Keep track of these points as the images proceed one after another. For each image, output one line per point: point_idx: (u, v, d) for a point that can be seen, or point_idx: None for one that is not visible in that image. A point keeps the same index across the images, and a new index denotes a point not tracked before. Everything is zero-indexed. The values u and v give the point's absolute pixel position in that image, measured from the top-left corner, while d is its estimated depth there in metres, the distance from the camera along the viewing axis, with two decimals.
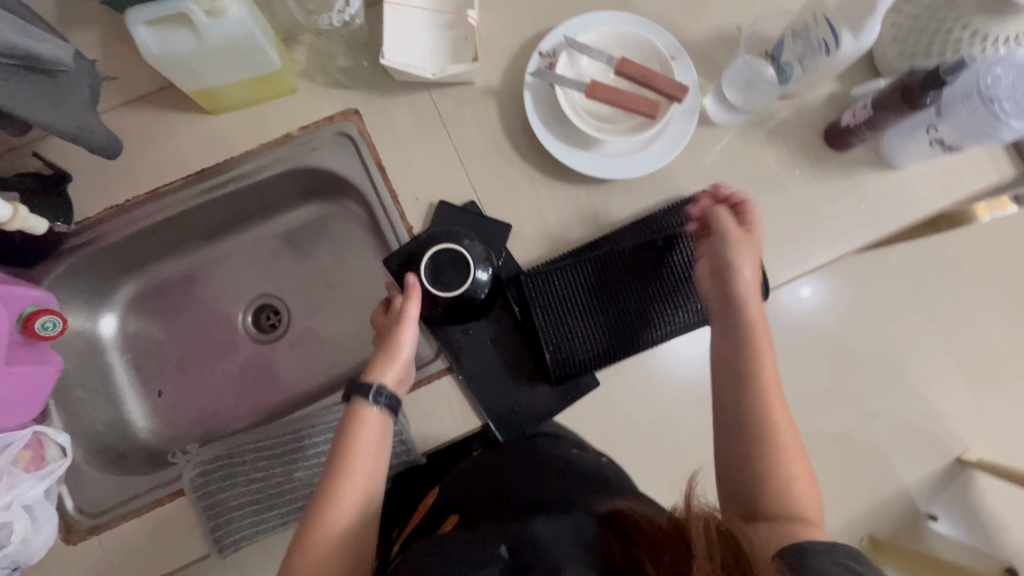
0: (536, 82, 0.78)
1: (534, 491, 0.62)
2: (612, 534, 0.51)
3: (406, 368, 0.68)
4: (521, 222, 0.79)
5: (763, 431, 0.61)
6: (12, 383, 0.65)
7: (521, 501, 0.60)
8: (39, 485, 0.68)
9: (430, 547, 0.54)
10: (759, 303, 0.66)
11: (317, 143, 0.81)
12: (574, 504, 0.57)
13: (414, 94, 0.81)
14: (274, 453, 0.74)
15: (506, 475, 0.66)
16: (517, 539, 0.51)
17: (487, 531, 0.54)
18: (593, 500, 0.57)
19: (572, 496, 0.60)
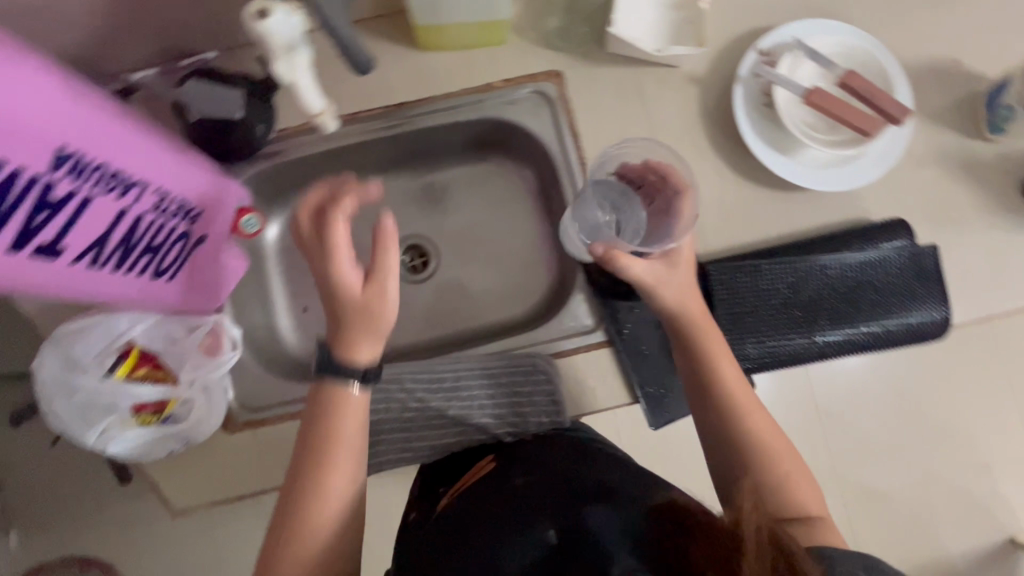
0: (750, 77, 0.78)
1: (560, 465, 0.63)
2: (660, 521, 0.50)
3: (383, 330, 0.60)
4: (704, 214, 0.79)
5: (734, 406, 0.63)
6: (218, 266, 0.69)
7: (541, 477, 0.62)
8: (215, 374, 0.69)
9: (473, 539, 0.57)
10: (717, 345, 0.66)
11: (516, 99, 0.82)
12: (608, 486, 0.58)
13: (620, 68, 0.81)
14: (434, 386, 0.76)
15: (526, 454, 0.67)
16: (564, 525, 0.54)
17: (528, 514, 0.57)
18: (630, 487, 0.57)
19: (606, 478, 0.59)
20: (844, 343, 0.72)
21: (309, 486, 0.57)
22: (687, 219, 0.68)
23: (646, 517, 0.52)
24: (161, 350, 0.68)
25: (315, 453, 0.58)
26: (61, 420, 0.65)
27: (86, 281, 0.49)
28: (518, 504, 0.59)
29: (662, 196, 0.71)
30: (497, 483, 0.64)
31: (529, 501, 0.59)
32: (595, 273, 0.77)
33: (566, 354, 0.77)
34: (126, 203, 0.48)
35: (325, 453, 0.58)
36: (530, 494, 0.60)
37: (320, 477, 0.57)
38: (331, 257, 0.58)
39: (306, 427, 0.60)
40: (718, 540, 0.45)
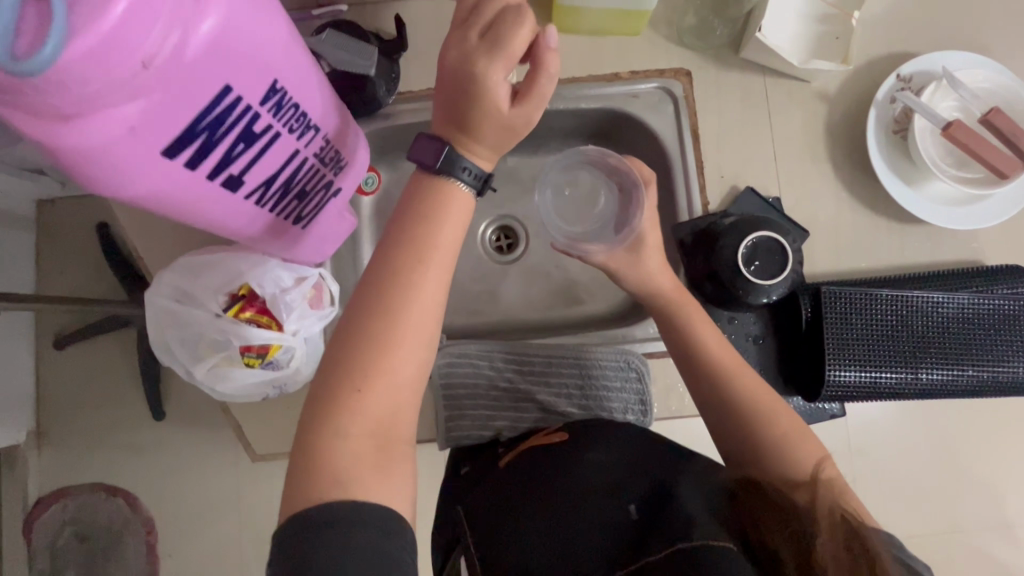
0: (885, 102, 0.76)
1: (634, 441, 0.61)
2: (744, 503, 0.52)
3: (512, 131, 0.51)
4: (816, 234, 0.77)
5: (737, 400, 0.60)
6: (337, 221, 0.68)
7: (603, 452, 0.59)
8: (316, 325, 0.69)
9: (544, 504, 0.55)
10: (706, 335, 0.64)
11: (641, 93, 0.80)
12: (685, 465, 0.57)
13: (751, 76, 0.80)
14: (525, 367, 0.76)
15: (593, 426, 0.65)
16: (645, 497, 0.52)
17: (591, 483, 0.55)
18: (704, 467, 0.57)
19: (679, 463, 0.57)
20: (947, 384, 0.71)
21: (398, 266, 0.49)
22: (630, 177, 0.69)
23: (733, 499, 0.52)
24: (268, 298, 0.66)
25: (413, 242, 0.50)
26: (172, 352, 0.67)
27: (244, 217, 0.49)
28: (591, 474, 0.56)
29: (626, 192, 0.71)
30: (566, 450, 0.61)
31: (603, 473, 0.56)
32: (700, 279, 0.75)
33: (659, 355, 0.76)
34: (300, 145, 0.47)
35: (396, 305, 0.49)
36: (591, 464, 0.58)
37: (399, 286, 0.49)
38: (505, 42, 0.47)
39: (401, 210, 0.51)
40: (792, 518, 0.50)
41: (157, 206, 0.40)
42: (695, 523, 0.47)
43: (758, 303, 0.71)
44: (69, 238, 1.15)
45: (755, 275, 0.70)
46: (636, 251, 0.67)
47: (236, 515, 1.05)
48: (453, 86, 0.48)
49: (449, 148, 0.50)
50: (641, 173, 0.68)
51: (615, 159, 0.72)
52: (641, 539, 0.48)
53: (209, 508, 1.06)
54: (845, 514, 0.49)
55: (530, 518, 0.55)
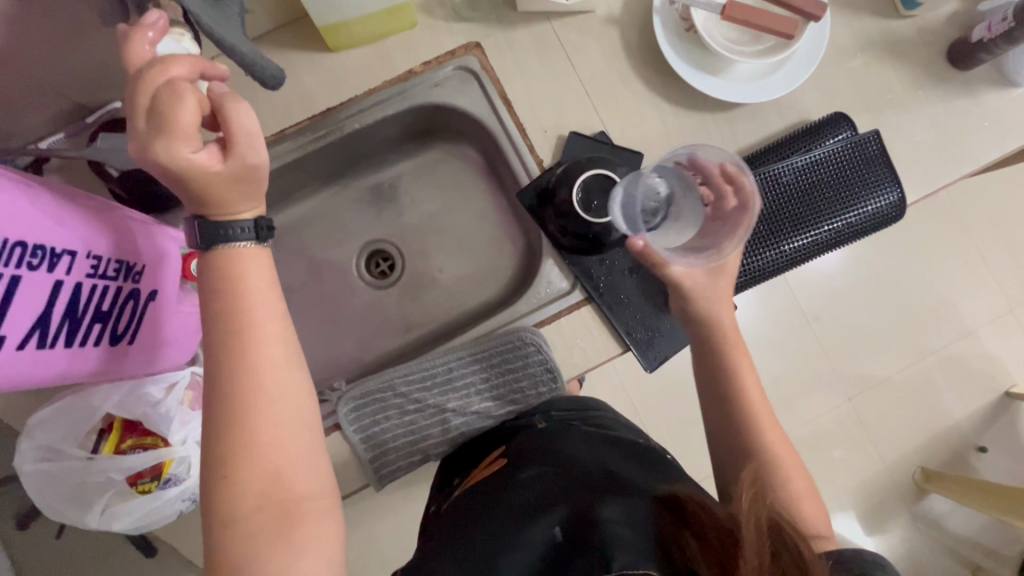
0: (666, 6, 0.77)
1: (571, 461, 0.62)
2: (666, 518, 0.51)
3: (247, 178, 0.49)
4: (651, 151, 0.78)
5: (744, 416, 0.66)
6: (183, 317, 0.65)
7: (547, 474, 0.61)
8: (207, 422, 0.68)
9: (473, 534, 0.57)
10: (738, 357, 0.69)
11: (441, 80, 0.80)
12: (625, 480, 0.57)
13: (536, 25, 0.80)
14: (427, 381, 0.75)
15: (538, 448, 0.66)
16: (569, 516, 0.53)
17: (525, 507, 0.57)
18: (638, 480, 0.57)
19: (619, 470, 0.59)
20: (811, 246, 0.74)
21: (227, 353, 0.47)
22: (742, 232, 0.67)
23: (657, 515, 0.52)
24: (143, 417, 0.65)
25: (235, 339, 0.47)
26: (60, 510, 0.64)
27: (46, 363, 0.47)
28: (525, 497, 0.58)
29: (721, 212, 0.70)
30: (504, 483, 0.62)
31: (538, 498, 0.57)
32: (557, 236, 0.77)
33: (549, 321, 0.76)
34: (54, 274, 0.45)
35: (253, 398, 0.47)
36: (529, 489, 0.59)
37: (245, 374, 0.47)
38: (166, 118, 0.43)
39: (206, 332, 0.48)
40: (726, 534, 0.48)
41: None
42: (614, 552, 0.47)
43: (615, 237, 0.74)
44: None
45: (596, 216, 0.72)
46: (719, 274, 0.70)
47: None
48: (165, 179, 0.46)
49: (202, 225, 0.48)
50: (749, 196, 0.67)
51: (733, 167, 0.68)
52: (564, 564, 0.50)
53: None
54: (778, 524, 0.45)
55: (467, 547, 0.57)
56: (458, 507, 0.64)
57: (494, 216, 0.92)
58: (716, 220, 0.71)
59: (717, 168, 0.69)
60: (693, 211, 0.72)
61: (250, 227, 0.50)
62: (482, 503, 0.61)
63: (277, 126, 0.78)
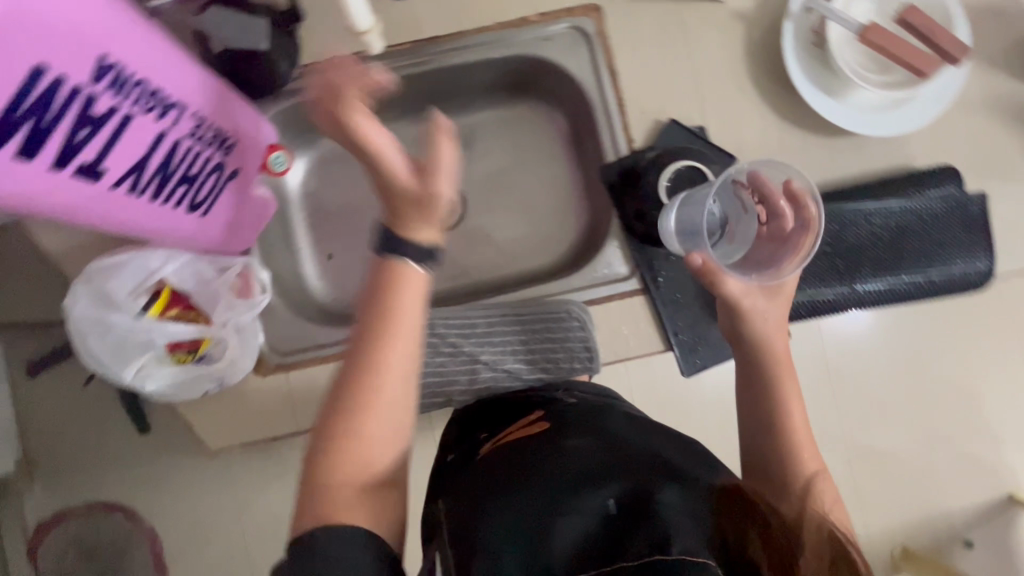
0: (800, 14, 0.74)
1: (619, 435, 0.58)
2: (728, 511, 0.49)
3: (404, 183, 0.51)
4: (745, 159, 0.76)
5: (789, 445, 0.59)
6: (250, 202, 0.66)
7: (591, 442, 0.57)
8: (251, 313, 0.69)
9: (516, 495, 0.53)
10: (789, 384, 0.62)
11: (553, 35, 0.78)
12: (673, 459, 0.54)
13: (662, 3, 0.77)
14: (466, 330, 0.75)
15: (583, 414, 0.63)
16: (624, 491, 0.51)
17: (573, 477, 0.53)
18: (695, 467, 0.54)
19: (665, 449, 0.56)
20: (884, 292, 0.72)
21: (382, 319, 0.50)
22: (803, 254, 0.62)
23: (717, 507, 0.49)
24: (194, 290, 0.67)
25: (388, 313, 0.50)
26: (95, 359, 0.64)
27: (126, 209, 0.47)
28: (574, 462, 0.55)
29: (774, 228, 0.65)
30: (548, 442, 0.59)
31: (588, 466, 0.54)
32: (631, 221, 0.75)
33: (599, 301, 0.76)
34: (164, 125, 0.45)
35: (375, 376, 0.49)
36: (575, 455, 0.56)
37: (378, 343, 0.49)
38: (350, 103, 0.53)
39: (367, 295, 0.51)
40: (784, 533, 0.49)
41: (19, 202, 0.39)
42: (673, 537, 0.46)
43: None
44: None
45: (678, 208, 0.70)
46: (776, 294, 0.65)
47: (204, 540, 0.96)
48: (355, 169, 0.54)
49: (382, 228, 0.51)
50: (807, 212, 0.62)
51: (774, 184, 0.63)
52: (617, 542, 0.48)
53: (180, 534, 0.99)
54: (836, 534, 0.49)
55: (508, 507, 0.53)
56: (490, 464, 0.59)
57: (564, 187, 0.90)
58: (768, 240, 0.65)
59: (776, 186, 0.63)
60: (749, 232, 0.67)
61: (410, 236, 0.50)
62: (520, 465, 0.57)
63: (380, 42, 0.77)
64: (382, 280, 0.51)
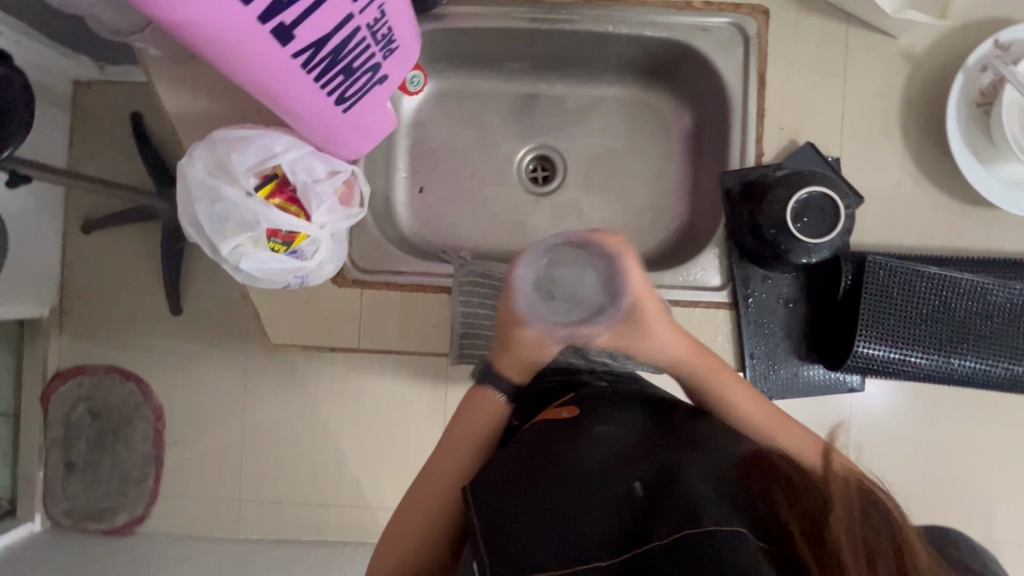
0: (976, 69, 0.70)
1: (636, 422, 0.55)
2: (750, 476, 0.48)
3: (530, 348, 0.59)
4: (872, 202, 0.73)
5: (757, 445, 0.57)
6: (380, 114, 0.65)
7: (607, 426, 0.55)
8: (344, 223, 0.69)
9: (528, 482, 0.48)
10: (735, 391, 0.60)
11: (711, 27, 0.75)
12: (692, 442, 0.52)
13: (833, 22, 0.74)
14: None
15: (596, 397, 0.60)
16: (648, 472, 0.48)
17: (586, 455, 0.50)
18: (711, 447, 0.52)
19: (682, 432, 0.54)
20: (980, 374, 0.69)
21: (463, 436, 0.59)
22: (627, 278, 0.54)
23: (738, 476, 0.48)
24: (299, 186, 0.66)
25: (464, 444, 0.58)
26: (198, 228, 0.64)
27: (292, 82, 0.47)
28: (591, 444, 0.51)
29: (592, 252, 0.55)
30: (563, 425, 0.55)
31: (606, 449, 0.51)
32: (743, 232, 0.72)
33: (684, 304, 0.74)
34: (354, 10, 0.45)
35: (469, 447, 0.58)
36: (587, 433, 0.53)
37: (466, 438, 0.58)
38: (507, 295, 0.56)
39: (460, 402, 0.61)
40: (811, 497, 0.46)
41: (200, 33, 0.40)
42: (703, 507, 0.42)
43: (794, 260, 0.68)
44: (91, 119, 1.07)
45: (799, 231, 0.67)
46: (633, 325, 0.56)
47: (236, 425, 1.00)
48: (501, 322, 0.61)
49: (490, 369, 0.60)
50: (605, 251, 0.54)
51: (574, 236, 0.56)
52: (643, 524, 0.43)
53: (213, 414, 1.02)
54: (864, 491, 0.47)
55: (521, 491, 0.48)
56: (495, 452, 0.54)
57: (670, 183, 0.88)
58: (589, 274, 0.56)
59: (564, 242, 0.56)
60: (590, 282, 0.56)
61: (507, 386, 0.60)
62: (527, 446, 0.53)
63: None
64: (461, 406, 0.61)
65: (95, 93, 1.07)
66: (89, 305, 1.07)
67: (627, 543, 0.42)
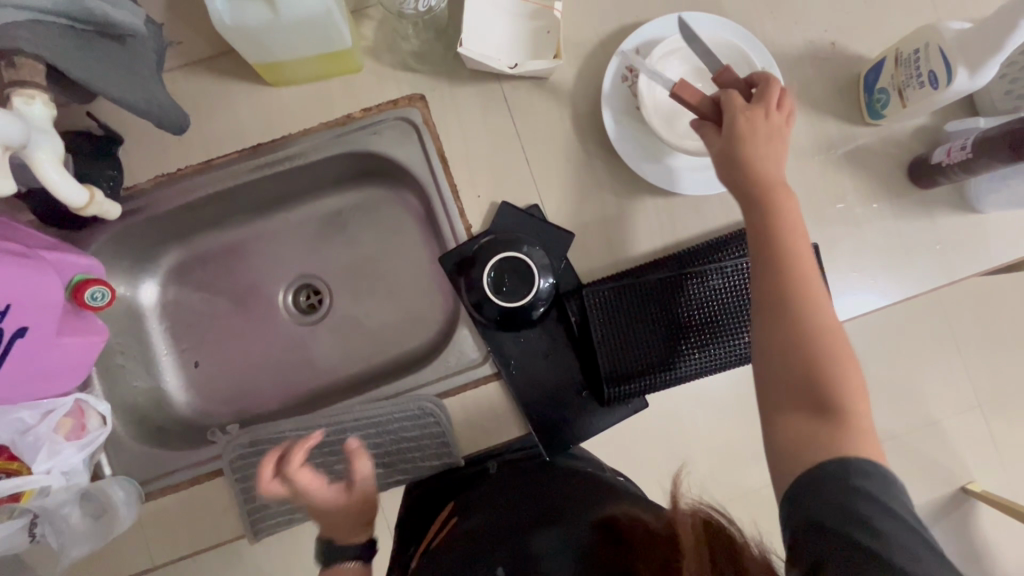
0: (617, 82, 0.74)
1: (526, 495, 0.67)
2: (603, 538, 0.54)
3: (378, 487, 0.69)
4: (584, 232, 0.76)
5: (810, 346, 0.55)
6: (61, 349, 0.64)
7: (495, 513, 0.65)
8: (80, 453, 0.68)
9: (445, 564, 0.61)
10: (813, 283, 0.57)
11: (380, 128, 0.77)
12: (564, 511, 0.62)
13: (484, 85, 0.77)
14: (311, 448, 0.73)
15: (483, 490, 0.70)
16: (514, 553, 0.58)
17: (472, 553, 0.61)
18: (579, 510, 0.61)
19: (559, 501, 0.64)
20: (730, 355, 0.71)
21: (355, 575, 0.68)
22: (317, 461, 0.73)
23: (593, 538, 0.55)
24: (11, 441, 0.65)
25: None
26: None
27: None
28: (478, 538, 0.63)
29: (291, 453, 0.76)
30: (455, 526, 0.67)
31: (489, 537, 0.62)
32: (472, 310, 0.74)
33: (452, 393, 0.74)
34: None
35: None
36: (479, 532, 0.64)
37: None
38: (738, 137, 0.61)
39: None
40: (655, 547, 0.47)
41: None
42: None
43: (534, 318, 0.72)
44: None
45: (509, 300, 0.70)
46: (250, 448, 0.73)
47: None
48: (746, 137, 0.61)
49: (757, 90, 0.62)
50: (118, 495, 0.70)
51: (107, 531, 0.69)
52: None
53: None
54: (708, 521, 0.46)
55: None
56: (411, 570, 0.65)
57: (428, 267, 0.90)
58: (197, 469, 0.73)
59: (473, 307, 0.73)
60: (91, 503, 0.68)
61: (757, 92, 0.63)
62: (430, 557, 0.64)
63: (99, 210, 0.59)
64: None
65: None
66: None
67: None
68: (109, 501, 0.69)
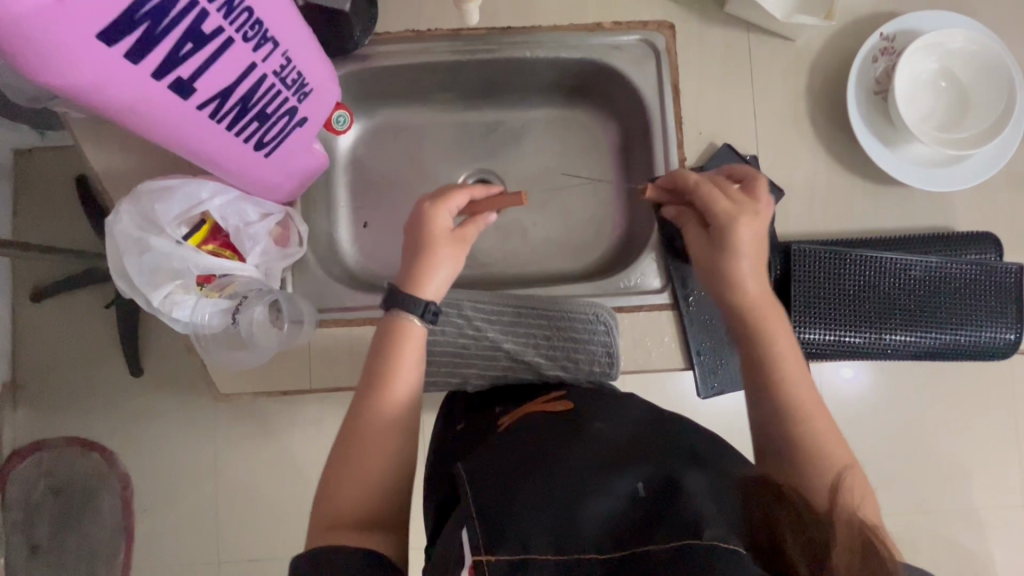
0: (867, 61, 0.76)
1: (641, 429, 0.54)
2: (756, 499, 0.44)
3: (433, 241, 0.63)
4: (792, 195, 0.77)
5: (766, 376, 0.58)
6: (307, 156, 0.66)
7: (619, 432, 0.53)
8: (280, 261, 0.71)
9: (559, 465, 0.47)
10: (771, 342, 0.59)
11: (622, 45, 0.79)
12: (706, 456, 0.50)
13: (734, 31, 0.79)
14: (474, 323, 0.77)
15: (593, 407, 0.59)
16: (651, 475, 0.45)
17: (589, 462, 0.48)
18: (719, 461, 0.49)
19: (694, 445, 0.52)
20: (910, 346, 0.72)
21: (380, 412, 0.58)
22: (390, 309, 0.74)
23: (747, 495, 0.44)
24: (231, 231, 0.68)
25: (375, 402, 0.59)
26: (125, 280, 0.65)
27: (197, 128, 0.49)
28: (598, 448, 0.49)
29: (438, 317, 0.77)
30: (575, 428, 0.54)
31: (609, 454, 0.49)
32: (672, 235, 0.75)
33: (627, 310, 0.75)
34: (257, 59, 0.48)
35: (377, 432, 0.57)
36: (592, 444, 0.50)
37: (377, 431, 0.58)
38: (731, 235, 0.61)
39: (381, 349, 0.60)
40: (810, 527, 0.42)
41: (91, 86, 0.41)
42: (702, 522, 0.39)
43: None
44: (35, 191, 1.02)
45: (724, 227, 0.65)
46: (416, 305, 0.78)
47: (199, 487, 0.93)
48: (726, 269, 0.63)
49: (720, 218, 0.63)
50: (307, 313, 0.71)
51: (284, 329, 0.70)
52: (644, 525, 0.41)
53: (165, 484, 0.95)
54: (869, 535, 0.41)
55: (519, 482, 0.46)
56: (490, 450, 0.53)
57: (606, 195, 0.91)
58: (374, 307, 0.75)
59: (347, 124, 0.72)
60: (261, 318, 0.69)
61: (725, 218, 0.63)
62: (525, 448, 0.51)
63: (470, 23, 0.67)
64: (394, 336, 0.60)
65: (44, 160, 1.02)
66: (47, 378, 0.99)
67: (627, 539, 0.41)
68: (298, 314, 0.71)
